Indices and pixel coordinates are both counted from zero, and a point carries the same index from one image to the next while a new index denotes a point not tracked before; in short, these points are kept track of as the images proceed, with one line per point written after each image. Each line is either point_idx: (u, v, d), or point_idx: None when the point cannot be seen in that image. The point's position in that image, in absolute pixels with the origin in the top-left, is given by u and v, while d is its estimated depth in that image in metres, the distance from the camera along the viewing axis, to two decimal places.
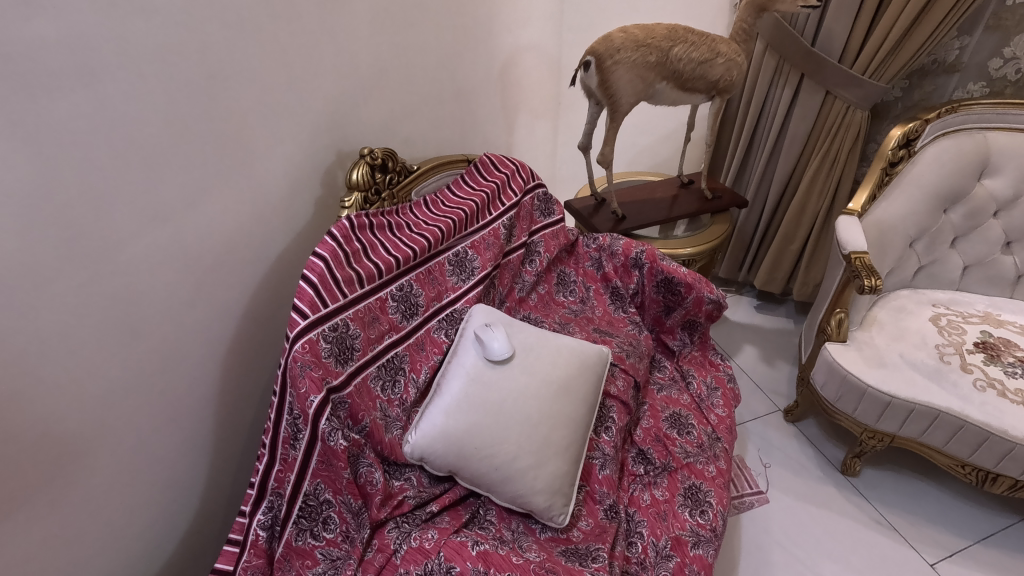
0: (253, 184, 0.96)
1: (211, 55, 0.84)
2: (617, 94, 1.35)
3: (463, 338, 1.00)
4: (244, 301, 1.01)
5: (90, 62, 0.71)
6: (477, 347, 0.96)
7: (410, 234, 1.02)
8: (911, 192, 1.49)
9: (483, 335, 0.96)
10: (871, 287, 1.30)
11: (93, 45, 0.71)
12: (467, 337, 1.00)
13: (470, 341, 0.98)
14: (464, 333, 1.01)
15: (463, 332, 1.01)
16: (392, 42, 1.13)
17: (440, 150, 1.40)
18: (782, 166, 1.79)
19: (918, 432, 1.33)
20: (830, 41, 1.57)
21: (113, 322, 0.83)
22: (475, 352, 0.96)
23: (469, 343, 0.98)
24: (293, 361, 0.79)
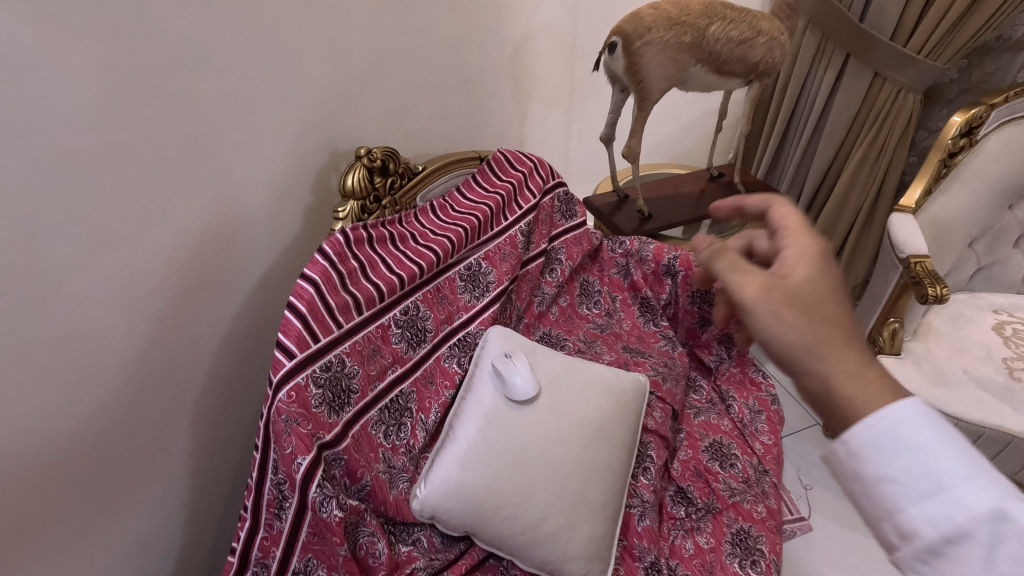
0: (229, 192, 0.82)
1: (168, 39, 0.69)
2: (647, 79, 1.19)
3: (481, 367, 0.85)
4: (225, 328, 0.88)
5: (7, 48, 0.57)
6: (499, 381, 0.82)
7: (416, 247, 0.88)
8: (972, 186, 1.34)
9: (508, 367, 0.81)
10: (936, 296, 1.15)
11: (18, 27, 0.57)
12: (486, 368, 0.86)
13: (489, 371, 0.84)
14: (483, 362, 0.86)
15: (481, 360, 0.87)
16: (391, 22, 0.98)
17: (448, 146, 1.25)
18: (821, 157, 1.63)
19: (985, 458, 1.19)
20: (882, 17, 1.41)
21: (63, 364, 0.69)
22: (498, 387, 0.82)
23: (489, 373, 0.84)
24: (277, 415, 0.65)
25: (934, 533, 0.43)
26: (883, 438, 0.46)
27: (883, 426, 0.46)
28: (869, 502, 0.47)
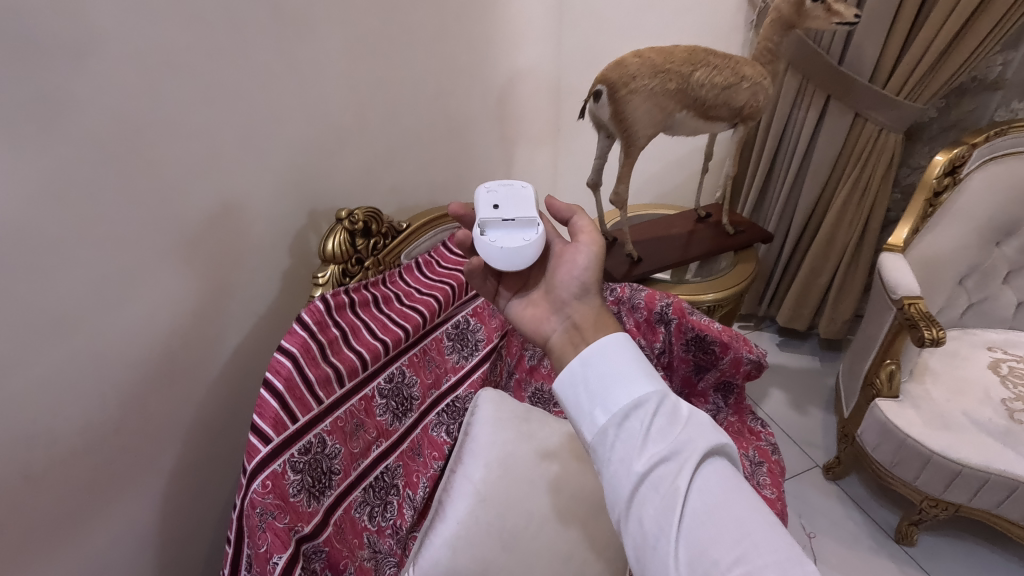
0: (199, 264, 0.77)
1: (130, 112, 0.65)
2: (633, 126, 1.17)
3: (536, 224, 0.70)
4: (194, 404, 0.82)
5: None
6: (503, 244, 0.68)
7: (401, 309, 0.84)
8: (957, 225, 1.34)
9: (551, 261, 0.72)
10: (933, 339, 1.13)
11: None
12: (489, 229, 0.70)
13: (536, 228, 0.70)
14: (523, 212, 0.71)
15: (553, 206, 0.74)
16: (370, 78, 0.96)
17: (433, 196, 1.22)
18: (807, 195, 1.63)
19: (993, 503, 1.16)
20: (859, 60, 1.42)
21: (17, 468, 0.63)
22: (509, 252, 0.68)
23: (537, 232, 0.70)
24: (251, 508, 0.60)
25: (627, 406, 0.52)
26: (574, 364, 0.56)
27: (581, 354, 0.57)
28: (589, 398, 0.54)
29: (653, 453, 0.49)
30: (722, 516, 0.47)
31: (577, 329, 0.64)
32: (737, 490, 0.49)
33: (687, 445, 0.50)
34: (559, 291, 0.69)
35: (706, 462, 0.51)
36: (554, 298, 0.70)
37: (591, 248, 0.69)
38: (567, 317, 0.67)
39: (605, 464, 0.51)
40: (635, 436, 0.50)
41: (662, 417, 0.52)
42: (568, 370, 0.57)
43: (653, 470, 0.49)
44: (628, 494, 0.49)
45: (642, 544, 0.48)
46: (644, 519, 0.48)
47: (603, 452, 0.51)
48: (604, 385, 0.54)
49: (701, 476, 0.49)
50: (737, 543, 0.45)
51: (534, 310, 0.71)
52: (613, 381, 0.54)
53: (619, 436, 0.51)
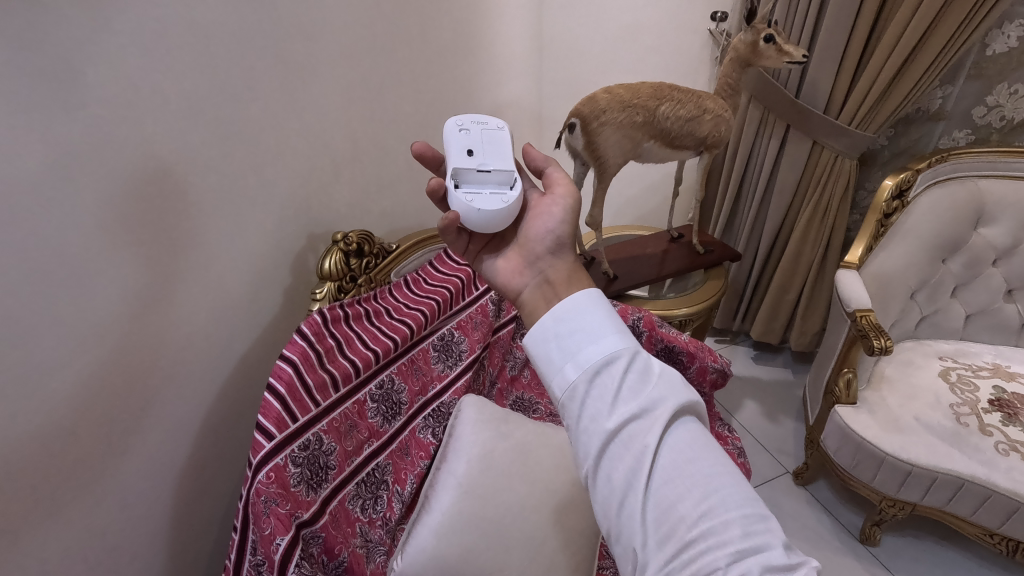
0: (211, 282, 0.86)
1: (159, 148, 0.74)
2: (605, 155, 1.28)
3: (513, 179, 0.74)
4: (204, 410, 0.89)
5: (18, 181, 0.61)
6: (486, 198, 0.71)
7: (391, 321, 0.92)
8: (906, 243, 1.44)
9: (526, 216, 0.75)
10: (881, 347, 1.23)
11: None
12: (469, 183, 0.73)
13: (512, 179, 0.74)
14: (498, 164, 0.74)
15: (528, 157, 0.78)
16: (364, 115, 1.06)
17: (422, 221, 1.32)
18: (772, 216, 1.75)
19: (943, 501, 1.24)
20: (814, 92, 1.53)
21: (51, 464, 0.70)
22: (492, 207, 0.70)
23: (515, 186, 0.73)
24: (256, 496, 0.68)
25: (598, 362, 0.53)
26: (547, 320, 0.57)
27: (553, 311, 0.58)
28: (559, 354, 0.55)
29: (624, 409, 0.51)
30: (690, 472, 0.48)
31: (551, 283, 0.66)
32: (706, 448, 0.51)
33: (658, 403, 0.51)
34: (534, 244, 0.72)
35: (676, 419, 0.52)
36: (527, 252, 0.72)
37: (567, 203, 0.73)
38: (540, 271, 0.69)
39: (576, 420, 0.52)
40: (606, 394, 0.51)
41: (633, 375, 0.53)
42: (540, 327, 0.58)
43: (623, 426, 0.50)
44: (598, 450, 0.50)
45: (610, 499, 0.49)
46: (613, 475, 0.49)
47: (573, 407, 0.52)
48: (575, 343, 0.55)
49: (671, 433, 0.51)
50: (704, 499, 0.47)
51: (508, 264, 0.73)
52: (584, 337, 0.55)
53: (590, 393, 0.52)
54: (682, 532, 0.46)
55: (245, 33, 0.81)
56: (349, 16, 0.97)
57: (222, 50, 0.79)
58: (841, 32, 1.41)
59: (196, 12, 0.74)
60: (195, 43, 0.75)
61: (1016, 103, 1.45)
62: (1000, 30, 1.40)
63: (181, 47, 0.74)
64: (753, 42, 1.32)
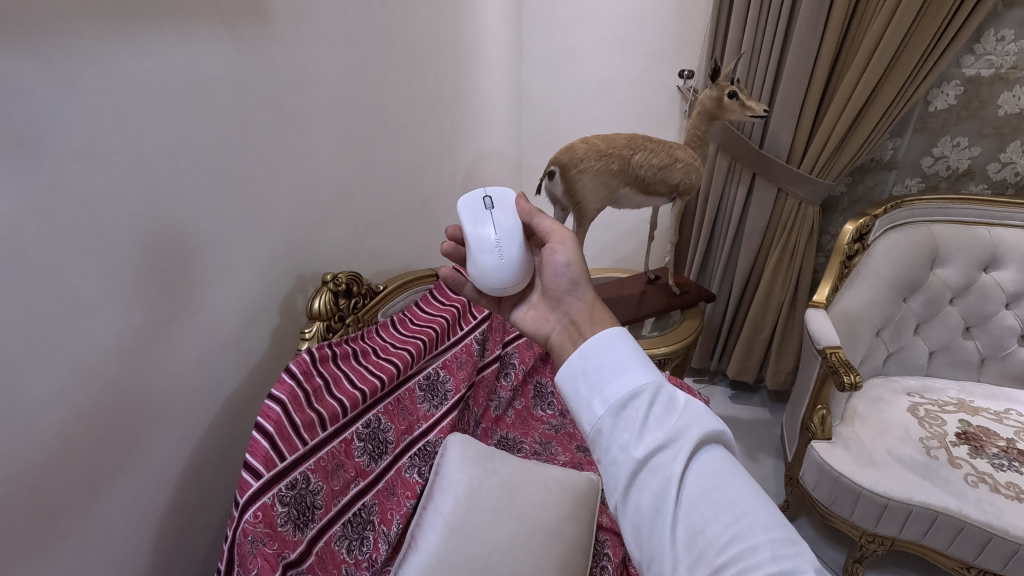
0: (201, 322, 0.87)
1: (157, 191, 0.76)
2: (583, 201, 1.34)
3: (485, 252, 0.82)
4: (188, 451, 0.89)
5: (21, 222, 0.62)
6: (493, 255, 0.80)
7: (378, 360, 0.94)
8: (869, 283, 1.52)
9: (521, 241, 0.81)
10: (852, 382, 1.27)
11: (4, 184, 0.60)
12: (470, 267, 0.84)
13: (477, 229, 0.83)
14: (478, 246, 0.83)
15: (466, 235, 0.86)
16: (353, 161, 1.12)
17: (406, 263, 1.36)
18: (743, 259, 1.82)
19: (919, 534, 1.26)
20: (776, 143, 1.63)
21: (32, 509, 0.68)
22: (496, 266, 0.80)
23: (487, 230, 0.82)
24: (243, 536, 0.68)
25: (625, 395, 0.57)
26: (576, 358, 0.62)
27: (581, 349, 0.63)
28: (586, 389, 0.60)
29: (652, 438, 0.53)
30: (717, 498, 0.50)
31: (574, 324, 0.73)
32: (733, 475, 0.53)
33: (684, 432, 0.54)
34: (553, 288, 0.79)
35: (702, 448, 0.55)
36: (550, 298, 0.80)
37: (568, 243, 0.77)
38: (564, 314, 0.77)
39: (605, 452, 0.55)
40: (632, 425, 0.55)
41: (659, 407, 0.56)
42: (569, 365, 0.63)
43: (651, 456, 0.53)
44: (627, 479, 0.53)
45: (640, 527, 0.52)
46: (642, 503, 0.52)
47: (602, 439, 0.56)
48: (602, 378, 0.59)
49: (697, 461, 0.53)
50: (731, 524, 0.49)
51: (538, 312, 0.83)
52: (609, 374, 0.59)
53: (617, 425, 0.56)
54: (711, 557, 0.47)
55: (243, 85, 0.86)
56: (341, 71, 1.04)
57: (221, 101, 0.83)
58: (798, 88, 1.53)
59: (199, 66, 0.79)
60: (196, 95, 0.79)
61: (959, 154, 1.60)
62: (940, 89, 1.53)
63: (182, 96, 0.77)
64: (718, 98, 1.41)
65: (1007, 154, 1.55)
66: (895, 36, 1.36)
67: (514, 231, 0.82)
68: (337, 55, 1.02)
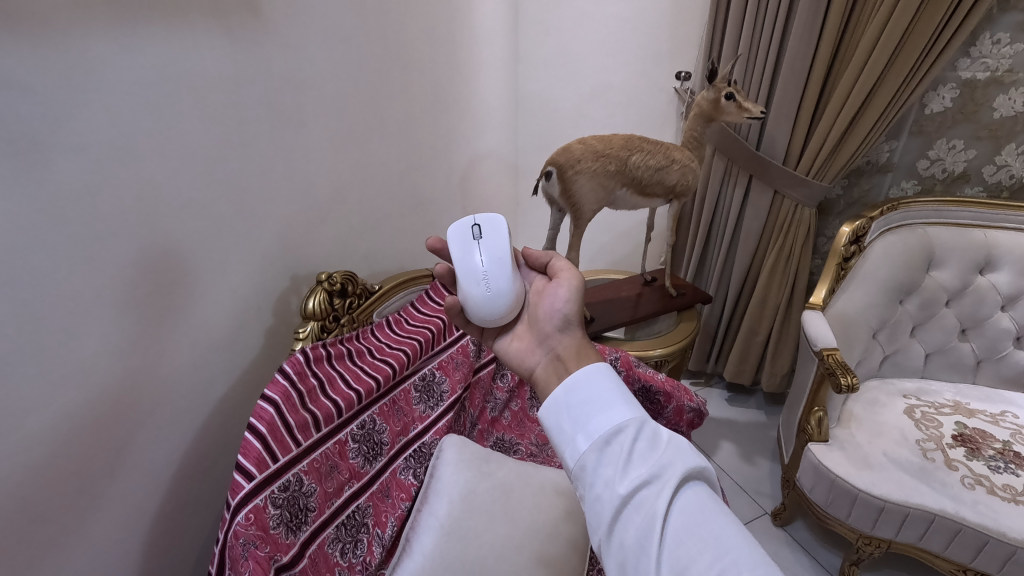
0: (194, 321, 0.85)
1: (149, 189, 0.75)
2: (580, 202, 1.33)
3: (476, 283, 0.81)
4: (179, 452, 0.87)
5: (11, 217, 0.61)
6: (487, 287, 0.80)
7: (373, 361, 0.93)
8: (865, 285, 1.52)
9: (509, 271, 0.81)
10: (848, 385, 1.26)
11: None
12: (459, 300, 0.84)
13: (464, 262, 0.83)
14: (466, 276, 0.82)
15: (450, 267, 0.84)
16: (348, 160, 1.11)
17: (401, 264, 1.35)
18: (740, 261, 1.82)
19: (915, 536, 1.26)
20: (773, 145, 1.63)
21: (20, 510, 0.66)
22: (484, 299, 0.80)
23: (474, 263, 0.82)
24: (235, 539, 0.67)
25: (608, 431, 0.57)
26: (560, 393, 0.63)
27: (565, 384, 0.64)
28: (570, 425, 0.60)
29: (636, 475, 0.53)
30: (701, 535, 0.49)
31: (560, 360, 0.73)
32: (717, 512, 0.52)
33: (668, 468, 0.54)
34: (544, 324, 0.79)
35: (686, 485, 0.54)
36: (537, 334, 0.80)
37: (572, 284, 0.80)
38: (551, 348, 0.76)
39: (589, 488, 0.55)
40: (616, 459, 0.55)
41: (643, 442, 0.56)
42: (554, 399, 0.63)
43: (634, 492, 0.52)
44: (611, 515, 0.52)
45: (625, 565, 0.51)
46: (626, 540, 0.51)
47: (586, 475, 0.56)
48: (586, 413, 0.59)
49: (681, 498, 0.53)
50: (716, 561, 0.47)
51: (522, 345, 0.82)
52: (593, 409, 0.60)
53: (601, 460, 0.56)
54: None
55: (238, 81, 0.85)
56: (337, 71, 1.03)
57: (215, 98, 0.82)
58: (794, 90, 1.53)
59: (192, 61, 0.78)
60: (191, 93, 0.79)
61: (955, 157, 1.60)
62: (936, 92, 1.53)
63: (175, 91, 0.77)
64: (714, 99, 1.41)
65: (1002, 157, 1.55)
66: (891, 40, 1.36)
67: (502, 261, 0.82)
68: (333, 54, 1.01)
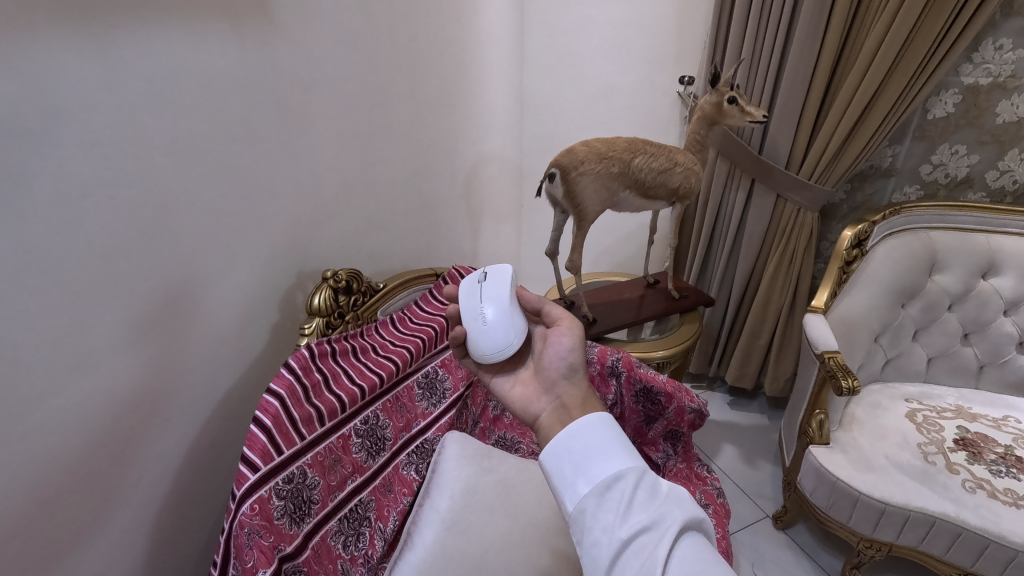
0: (201, 315, 0.87)
1: (160, 184, 0.77)
2: (583, 204, 1.34)
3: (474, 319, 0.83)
4: (185, 444, 0.88)
5: (24, 207, 0.63)
6: (484, 325, 0.82)
7: (377, 358, 0.94)
8: (868, 290, 1.52)
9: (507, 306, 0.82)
10: (850, 387, 1.26)
11: (11, 169, 0.61)
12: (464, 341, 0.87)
13: (466, 302, 0.86)
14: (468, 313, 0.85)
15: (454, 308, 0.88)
16: (355, 160, 1.12)
17: (406, 264, 1.36)
18: (743, 264, 1.83)
19: (917, 540, 1.26)
20: (776, 149, 1.64)
21: (29, 498, 0.68)
22: (481, 334, 0.81)
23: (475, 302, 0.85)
24: (240, 528, 0.68)
25: (609, 477, 0.58)
26: (562, 439, 0.64)
27: (566, 430, 0.65)
28: (571, 471, 0.61)
29: (636, 521, 0.54)
30: None
31: (565, 408, 0.75)
32: (716, 564, 0.53)
33: (667, 516, 0.55)
34: (549, 371, 0.81)
35: (684, 535, 0.55)
36: (541, 380, 0.82)
37: (573, 333, 0.82)
38: (556, 396, 0.78)
39: (587, 533, 0.55)
40: (617, 505, 0.56)
41: (643, 491, 0.57)
42: (555, 445, 0.64)
43: (634, 537, 0.53)
44: (609, 559, 0.52)
45: None
46: None
47: (583, 520, 0.56)
48: (587, 459, 0.61)
49: (680, 547, 0.53)
50: None
51: (525, 392, 0.82)
52: (594, 456, 0.61)
53: (600, 505, 0.57)
54: None
55: (248, 80, 0.87)
56: (345, 70, 1.05)
57: (225, 95, 0.84)
58: (797, 95, 1.54)
59: (203, 59, 0.80)
60: (201, 90, 0.80)
61: (958, 162, 1.60)
62: (939, 97, 1.54)
63: (186, 88, 0.78)
64: (717, 103, 1.42)
65: (1005, 162, 1.56)
66: (894, 45, 1.37)
67: (502, 299, 0.83)
68: (341, 55, 1.03)
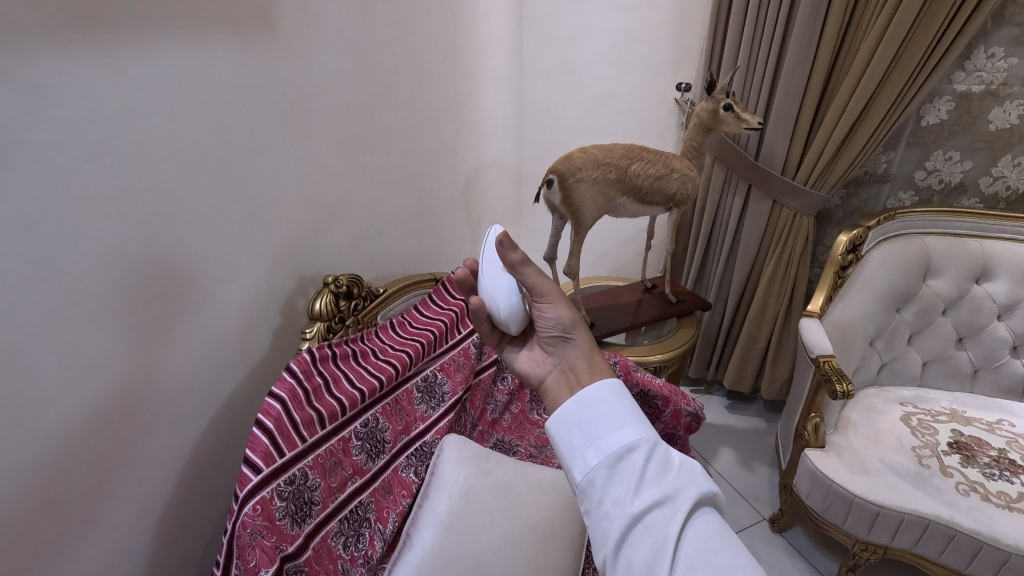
0: (205, 320, 0.88)
1: (166, 192, 0.79)
2: (581, 210, 1.35)
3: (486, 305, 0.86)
4: (188, 447, 0.90)
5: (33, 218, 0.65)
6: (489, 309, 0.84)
7: (376, 362, 0.95)
8: (863, 294, 1.54)
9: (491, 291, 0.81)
10: (843, 391, 1.28)
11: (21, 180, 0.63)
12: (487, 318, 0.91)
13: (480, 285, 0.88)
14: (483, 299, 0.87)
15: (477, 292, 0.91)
16: (356, 167, 1.14)
17: (406, 268, 1.38)
18: (739, 269, 1.85)
19: (911, 542, 1.27)
20: (772, 155, 1.66)
21: (35, 499, 0.69)
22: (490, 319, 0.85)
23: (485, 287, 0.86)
24: (243, 529, 0.70)
25: (621, 448, 0.59)
26: (572, 408, 0.65)
27: (576, 397, 0.66)
28: (581, 441, 0.62)
29: (649, 495, 0.56)
30: (713, 562, 0.52)
31: (571, 372, 0.78)
32: (727, 542, 0.55)
33: (680, 491, 0.57)
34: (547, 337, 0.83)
35: (695, 511, 0.57)
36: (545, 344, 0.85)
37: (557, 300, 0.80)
38: (561, 360, 0.82)
39: (598, 504, 0.57)
40: (629, 479, 0.57)
41: (655, 464, 0.59)
42: (564, 412, 0.66)
43: (646, 511, 0.55)
44: (620, 533, 0.54)
45: None
46: (635, 559, 0.53)
47: (594, 491, 0.58)
48: (598, 430, 0.62)
49: (692, 524, 0.55)
50: None
51: (533, 352, 0.87)
52: (605, 428, 0.62)
53: (611, 478, 0.58)
54: None
55: (252, 91, 0.89)
56: (346, 81, 1.07)
57: (229, 105, 0.86)
58: (792, 102, 1.56)
59: (208, 71, 0.82)
60: (206, 102, 0.82)
61: (951, 168, 1.62)
62: (932, 104, 1.56)
63: (191, 100, 0.80)
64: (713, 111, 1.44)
65: (998, 168, 1.58)
66: (887, 54, 1.39)
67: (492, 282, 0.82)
68: (342, 65, 1.05)
